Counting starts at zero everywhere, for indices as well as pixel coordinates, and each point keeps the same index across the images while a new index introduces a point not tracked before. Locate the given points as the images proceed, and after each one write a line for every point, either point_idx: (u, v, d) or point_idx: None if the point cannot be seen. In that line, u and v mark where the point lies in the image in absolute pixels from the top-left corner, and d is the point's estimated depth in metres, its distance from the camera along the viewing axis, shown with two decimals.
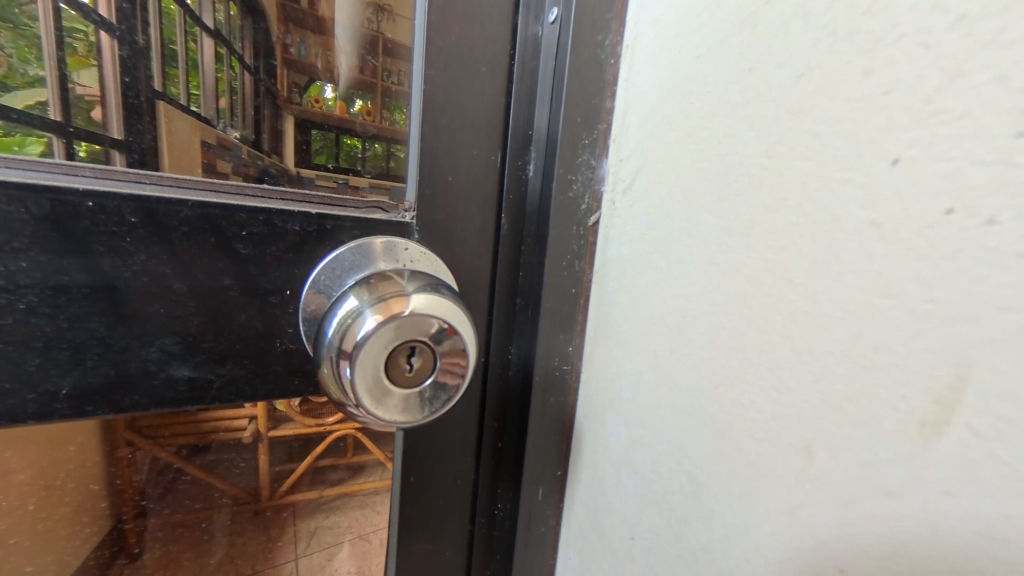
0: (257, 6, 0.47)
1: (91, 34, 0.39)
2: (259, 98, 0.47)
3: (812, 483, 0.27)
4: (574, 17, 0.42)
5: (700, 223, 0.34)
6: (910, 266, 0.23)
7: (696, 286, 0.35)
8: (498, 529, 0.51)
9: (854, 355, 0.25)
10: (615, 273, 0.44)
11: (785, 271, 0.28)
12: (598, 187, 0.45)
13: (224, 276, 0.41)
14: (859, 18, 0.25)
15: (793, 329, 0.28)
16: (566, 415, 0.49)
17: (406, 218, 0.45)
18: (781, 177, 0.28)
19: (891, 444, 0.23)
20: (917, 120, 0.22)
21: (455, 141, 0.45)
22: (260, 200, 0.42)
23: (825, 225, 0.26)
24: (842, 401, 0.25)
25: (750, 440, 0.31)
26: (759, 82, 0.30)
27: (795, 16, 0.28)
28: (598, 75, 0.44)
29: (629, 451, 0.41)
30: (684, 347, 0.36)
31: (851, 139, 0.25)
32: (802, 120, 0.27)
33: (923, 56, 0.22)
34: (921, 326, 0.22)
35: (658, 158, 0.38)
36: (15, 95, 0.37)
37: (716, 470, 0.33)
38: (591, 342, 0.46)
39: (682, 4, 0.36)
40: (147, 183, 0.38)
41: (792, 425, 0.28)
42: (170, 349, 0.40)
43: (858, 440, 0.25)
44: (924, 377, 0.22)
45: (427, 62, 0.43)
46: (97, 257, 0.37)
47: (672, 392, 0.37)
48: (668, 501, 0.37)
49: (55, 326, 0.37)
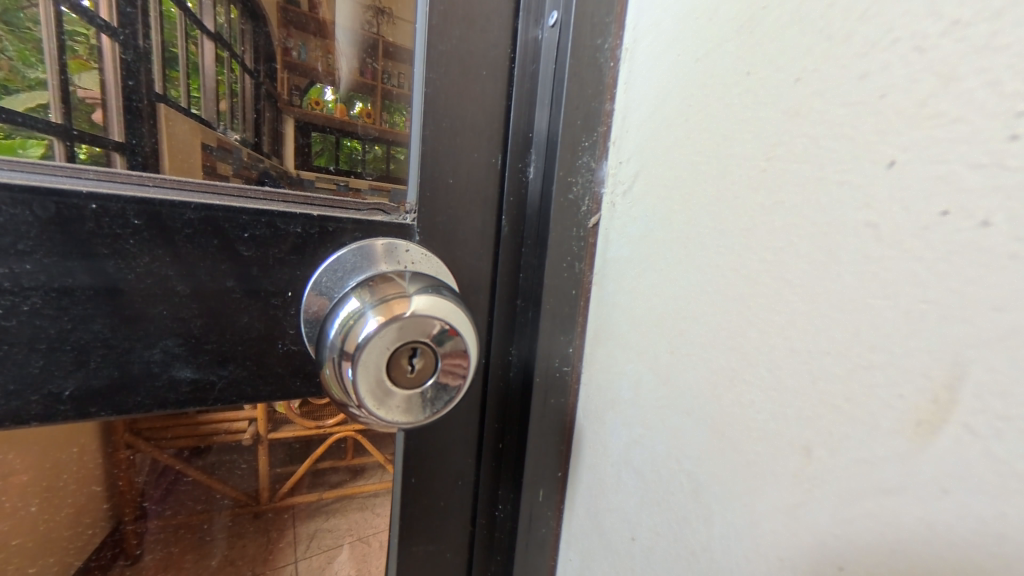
0: (257, 10, 0.47)
1: (92, 37, 0.39)
2: (259, 101, 0.47)
3: (811, 482, 0.27)
4: (574, 21, 0.42)
5: (699, 224, 0.34)
6: (906, 266, 0.23)
7: (695, 287, 0.35)
8: (499, 530, 0.51)
9: (851, 355, 0.25)
10: (615, 275, 0.44)
11: (784, 272, 0.28)
12: (598, 189, 0.45)
13: (227, 277, 0.41)
14: (856, 22, 0.25)
15: (792, 329, 0.28)
16: (566, 416, 0.49)
17: (407, 220, 0.45)
18: (779, 178, 0.29)
19: (888, 442, 0.23)
20: (912, 123, 0.22)
21: (456, 144, 0.45)
22: (262, 202, 0.42)
23: (822, 226, 0.26)
24: (839, 401, 0.26)
25: (750, 440, 0.31)
26: (757, 85, 0.30)
27: (792, 20, 0.28)
28: (598, 78, 0.44)
29: (629, 452, 0.41)
30: (684, 347, 0.36)
31: (848, 141, 0.25)
32: (799, 123, 0.27)
33: (917, 60, 0.22)
34: (917, 326, 0.22)
35: (657, 161, 0.38)
36: (17, 97, 0.37)
37: (716, 470, 0.33)
38: (591, 343, 0.47)
39: (681, 7, 0.37)
40: (150, 185, 0.39)
41: (791, 425, 0.28)
42: (173, 351, 0.40)
43: (856, 439, 0.25)
44: (920, 377, 0.22)
45: (428, 66, 0.43)
46: (102, 259, 0.37)
47: (672, 393, 0.37)
48: (668, 501, 0.37)
49: (59, 328, 0.37)
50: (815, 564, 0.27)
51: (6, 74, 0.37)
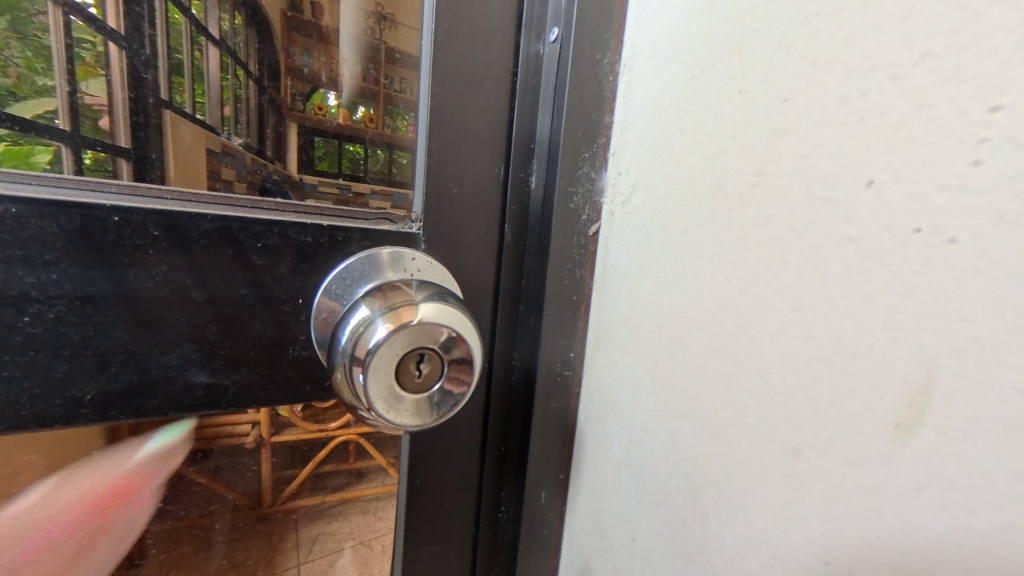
0: (261, 17, 0.48)
1: (99, 44, 0.40)
2: (262, 108, 0.48)
3: (800, 481, 0.27)
4: (574, 37, 0.43)
5: (696, 233, 0.35)
6: (883, 277, 0.23)
7: (692, 295, 0.35)
8: (502, 531, 0.51)
9: (835, 360, 0.25)
10: (614, 282, 0.44)
11: (773, 280, 0.29)
12: (597, 199, 0.46)
13: (241, 285, 0.41)
14: (837, 49, 0.25)
15: (780, 336, 0.28)
16: (568, 419, 0.49)
17: (413, 229, 0.46)
18: (768, 192, 0.29)
19: (868, 443, 0.24)
20: (888, 144, 0.23)
21: (460, 154, 0.45)
22: (274, 213, 0.43)
23: (807, 236, 0.27)
24: (825, 404, 0.26)
25: (741, 440, 0.31)
26: (748, 102, 0.31)
27: (780, 42, 0.29)
28: (597, 91, 0.44)
29: (629, 453, 0.42)
30: (681, 353, 0.36)
31: (832, 158, 0.26)
32: (786, 140, 0.28)
33: (892, 87, 0.23)
34: (894, 333, 0.23)
35: (654, 172, 0.39)
36: (24, 105, 0.38)
37: (711, 470, 0.33)
38: (592, 347, 0.47)
39: (676, 24, 0.37)
40: (169, 198, 0.40)
41: (780, 426, 0.28)
42: (189, 356, 0.41)
43: (841, 439, 0.25)
44: (897, 382, 0.23)
45: (433, 80, 0.44)
46: (122, 269, 0.38)
47: (669, 396, 0.37)
48: (665, 501, 0.38)
49: (82, 334, 0.38)
50: (802, 564, 0.27)
51: (14, 81, 0.38)
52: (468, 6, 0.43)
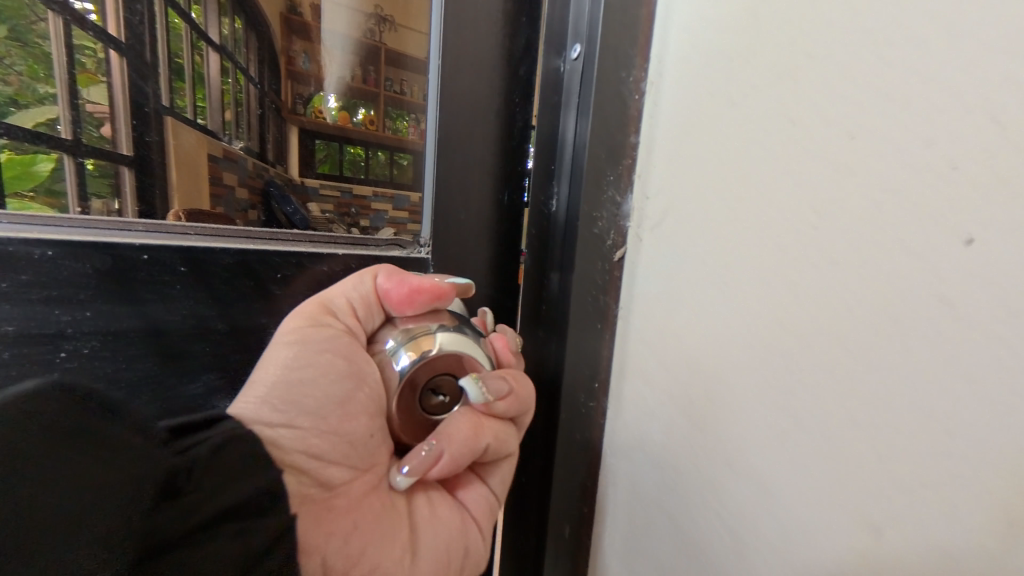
0: (260, 19, 0.50)
1: (100, 51, 0.41)
2: (263, 109, 0.50)
3: (875, 567, 0.24)
4: (596, 55, 0.40)
5: (739, 268, 0.32)
6: (979, 345, 0.20)
7: (731, 338, 0.33)
8: (529, 559, 0.52)
9: (924, 437, 0.22)
10: (641, 314, 0.42)
11: (837, 332, 0.26)
12: (622, 223, 0.43)
13: (260, 315, 0.45)
14: (912, 67, 0.23)
15: (849, 399, 0.25)
16: (592, 450, 0.47)
17: (423, 252, 0.49)
18: (826, 230, 0.26)
19: (966, 541, 0.21)
20: (978, 183, 0.20)
21: (465, 180, 0.48)
22: (291, 243, 0.46)
23: (880, 285, 0.24)
24: (917, 486, 0.22)
25: (802, 508, 0.28)
26: (797, 127, 0.28)
27: (835, 66, 0.26)
28: (621, 111, 0.41)
29: (660, 496, 0.40)
30: (720, 398, 0.34)
31: (909, 196, 0.23)
32: (849, 173, 0.25)
33: (981, 112, 0.20)
34: (1006, 418, 0.19)
35: (685, 200, 0.37)
36: (28, 112, 0.40)
37: (765, 537, 0.31)
38: (617, 378, 0.45)
39: (709, 43, 0.35)
40: (192, 234, 0.42)
41: (848, 497, 0.25)
42: (213, 384, 0.45)
43: (935, 527, 0.22)
44: (1007, 474, 0.19)
45: (441, 110, 0.46)
46: (147, 304, 0.41)
47: (708, 444, 0.35)
48: (707, 557, 0.35)
49: (115, 367, 0.42)
50: None
51: (16, 88, 0.39)
52: (466, 39, 0.46)
